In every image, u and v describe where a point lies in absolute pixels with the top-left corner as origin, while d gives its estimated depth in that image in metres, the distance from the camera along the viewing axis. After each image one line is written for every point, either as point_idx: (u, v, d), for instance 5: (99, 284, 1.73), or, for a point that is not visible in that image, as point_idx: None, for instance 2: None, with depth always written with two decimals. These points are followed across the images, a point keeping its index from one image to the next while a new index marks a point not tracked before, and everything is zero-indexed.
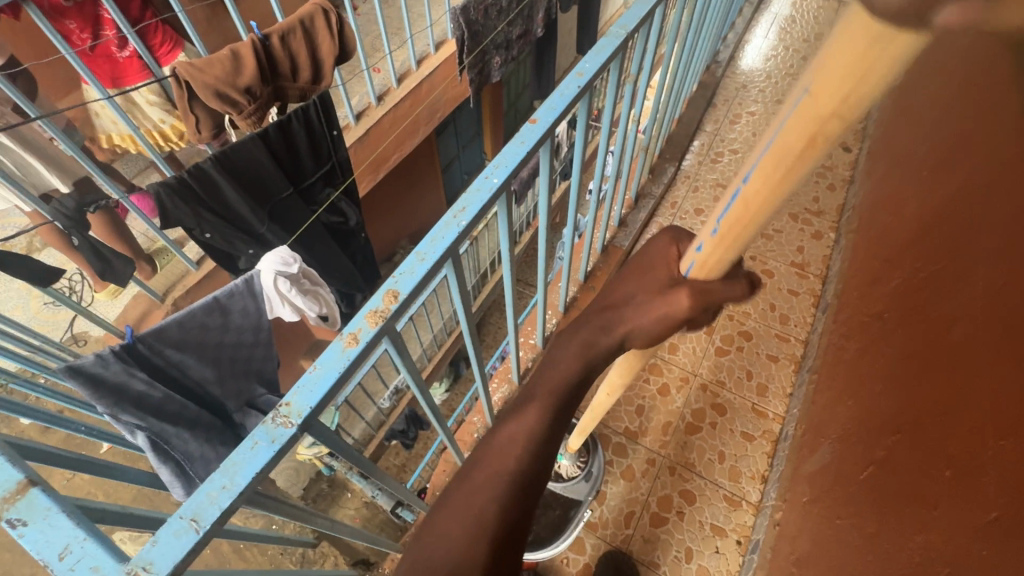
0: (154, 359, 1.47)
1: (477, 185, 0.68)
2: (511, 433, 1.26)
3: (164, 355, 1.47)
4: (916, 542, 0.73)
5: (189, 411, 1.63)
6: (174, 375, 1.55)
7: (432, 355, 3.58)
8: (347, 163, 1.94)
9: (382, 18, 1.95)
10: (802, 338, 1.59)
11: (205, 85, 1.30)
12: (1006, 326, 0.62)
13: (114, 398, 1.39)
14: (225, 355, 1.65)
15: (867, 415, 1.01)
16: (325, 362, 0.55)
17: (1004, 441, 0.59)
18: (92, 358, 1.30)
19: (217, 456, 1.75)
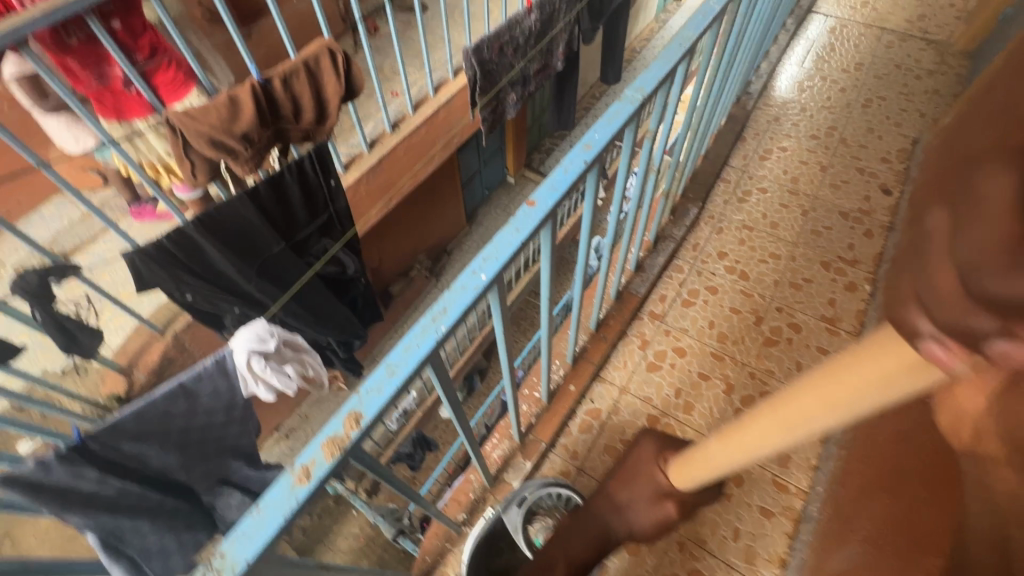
0: (110, 454, 1.46)
1: (462, 283, 0.61)
2: (507, 504, 1.17)
3: (120, 450, 1.47)
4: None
5: (151, 498, 1.61)
6: (133, 467, 1.54)
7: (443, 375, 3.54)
8: (346, 213, 1.92)
9: (399, 45, 1.90)
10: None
11: (199, 134, 1.28)
12: None
13: (59, 501, 1.39)
14: (193, 437, 1.63)
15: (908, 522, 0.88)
16: (269, 502, 0.49)
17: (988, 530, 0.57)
18: (34, 463, 1.32)
19: (177, 543, 1.74)
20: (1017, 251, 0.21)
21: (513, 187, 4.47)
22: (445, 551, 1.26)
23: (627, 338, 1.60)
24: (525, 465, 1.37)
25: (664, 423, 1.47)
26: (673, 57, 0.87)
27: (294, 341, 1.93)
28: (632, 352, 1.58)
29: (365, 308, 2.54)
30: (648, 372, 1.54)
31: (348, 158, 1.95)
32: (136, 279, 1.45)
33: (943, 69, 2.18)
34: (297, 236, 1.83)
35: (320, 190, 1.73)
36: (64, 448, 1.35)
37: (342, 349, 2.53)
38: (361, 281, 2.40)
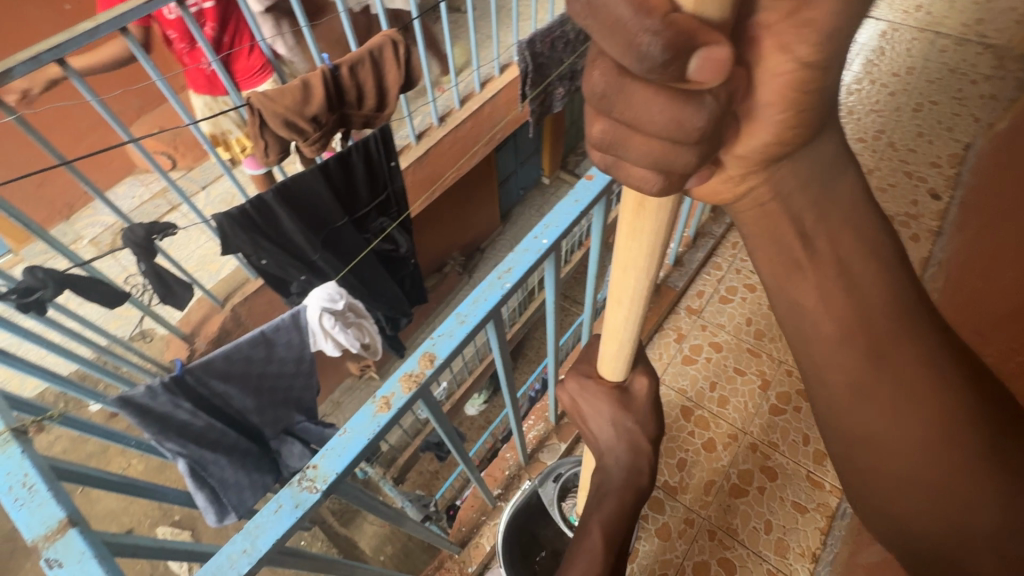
0: (199, 390, 1.56)
1: (525, 246, 0.66)
2: (543, 479, 1.21)
3: (209, 387, 1.56)
4: None
5: (229, 438, 1.72)
6: (217, 405, 1.65)
7: (478, 364, 3.62)
8: (401, 194, 2.00)
9: (451, 42, 1.98)
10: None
11: (275, 114, 1.37)
12: None
13: (159, 426, 1.52)
14: (266, 385, 1.73)
15: None
16: (355, 426, 0.55)
17: None
18: (143, 389, 1.43)
19: (250, 481, 1.87)
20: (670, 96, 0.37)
21: (547, 188, 4.52)
22: (481, 523, 1.31)
23: (664, 330, 1.63)
24: (561, 446, 1.40)
25: (698, 414, 1.48)
26: None
27: (357, 307, 1.99)
28: (668, 345, 1.60)
29: (411, 286, 2.62)
30: (682, 364, 1.56)
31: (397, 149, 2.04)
32: (222, 242, 1.58)
33: (999, 74, 2.13)
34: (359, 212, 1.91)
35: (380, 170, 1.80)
36: (168, 378, 1.47)
37: (389, 325, 2.63)
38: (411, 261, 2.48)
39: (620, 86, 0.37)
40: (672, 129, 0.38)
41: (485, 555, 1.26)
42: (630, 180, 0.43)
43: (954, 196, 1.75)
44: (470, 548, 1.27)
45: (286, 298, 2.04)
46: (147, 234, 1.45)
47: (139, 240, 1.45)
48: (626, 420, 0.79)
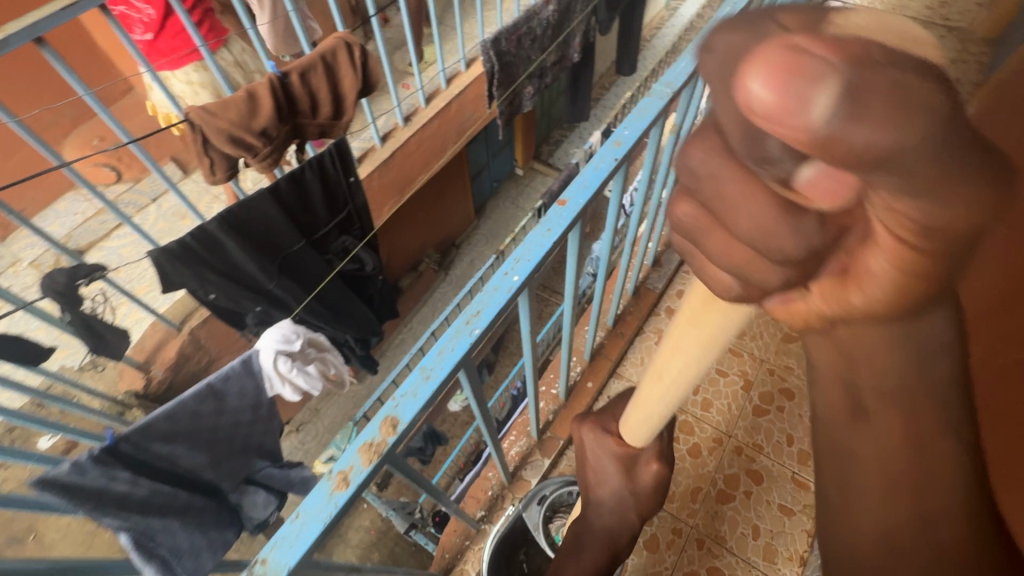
0: (140, 454, 1.50)
1: (494, 284, 0.60)
2: (527, 502, 1.16)
3: (150, 450, 1.51)
4: None
5: (178, 499, 1.60)
6: (161, 467, 1.57)
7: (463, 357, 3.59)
8: (362, 209, 2.05)
9: (413, 37, 1.87)
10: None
11: (219, 130, 1.28)
12: None
13: (92, 503, 1.36)
14: (220, 435, 1.67)
15: None
16: (308, 508, 0.49)
17: None
18: (67, 466, 1.31)
19: (207, 543, 1.66)
20: (788, 212, 0.27)
21: (521, 179, 4.45)
22: (465, 549, 1.26)
23: (645, 333, 1.59)
24: (544, 462, 1.35)
25: (682, 419, 1.46)
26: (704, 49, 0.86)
27: (317, 342, 2.08)
28: (650, 349, 1.56)
29: (380, 305, 2.68)
30: None
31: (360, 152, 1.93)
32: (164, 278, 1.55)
33: None
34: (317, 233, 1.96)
35: (339, 186, 1.84)
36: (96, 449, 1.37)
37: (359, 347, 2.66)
38: (378, 278, 2.55)
39: (713, 168, 0.28)
40: (751, 233, 0.28)
41: None
42: (706, 275, 0.36)
43: None
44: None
45: (242, 330, 2.05)
46: (68, 280, 1.39)
47: (60, 287, 1.38)
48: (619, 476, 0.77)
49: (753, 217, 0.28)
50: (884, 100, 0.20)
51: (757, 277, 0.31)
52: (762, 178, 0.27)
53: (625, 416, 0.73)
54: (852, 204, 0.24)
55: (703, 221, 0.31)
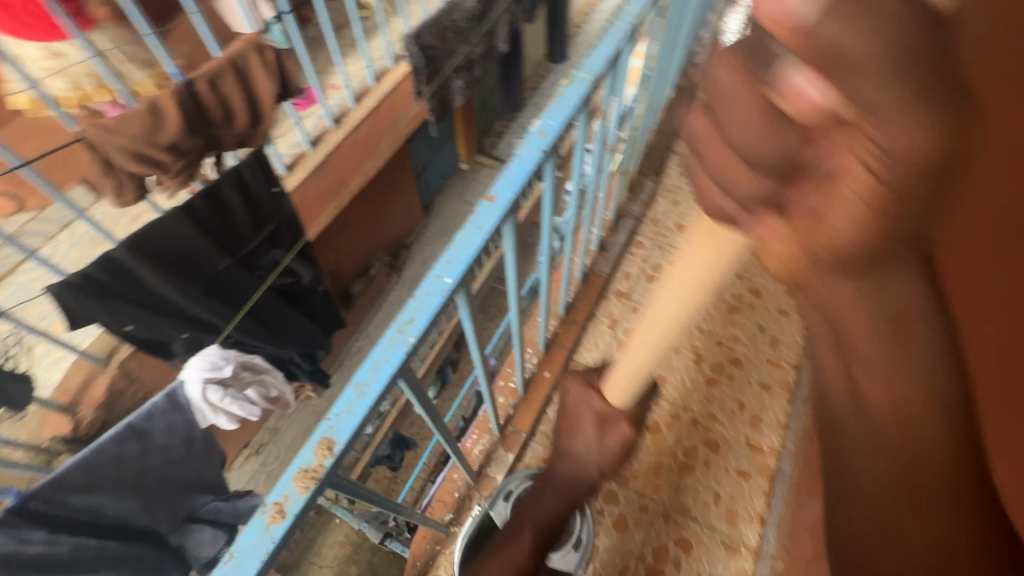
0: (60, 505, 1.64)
1: (426, 289, 0.58)
2: (493, 499, 1.15)
3: (67, 500, 1.64)
4: None
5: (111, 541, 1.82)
6: (89, 514, 1.73)
7: (424, 358, 3.55)
8: (291, 220, 1.98)
9: (333, 35, 1.79)
10: (794, 361, 1.52)
11: (120, 146, 1.28)
12: None
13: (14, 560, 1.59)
14: (149, 478, 1.85)
15: None
16: (242, 549, 0.46)
17: None
18: None
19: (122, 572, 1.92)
20: (769, 118, 0.32)
21: (466, 174, 4.40)
22: (436, 554, 1.24)
23: (596, 318, 1.61)
24: (508, 457, 1.35)
25: None
26: (620, 33, 0.86)
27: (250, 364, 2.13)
28: (602, 333, 1.59)
29: (327, 316, 2.60)
30: (619, 351, 1.56)
31: (291, 159, 1.89)
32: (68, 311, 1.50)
33: None
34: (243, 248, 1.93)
35: (262, 199, 1.79)
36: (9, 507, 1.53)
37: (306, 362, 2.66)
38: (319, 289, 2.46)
39: (730, 83, 0.34)
40: (755, 149, 0.33)
41: None
42: (705, 195, 0.40)
43: None
44: None
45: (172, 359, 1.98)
46: None
47: None
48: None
49: (743, 124, 0.33)
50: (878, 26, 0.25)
51: (759, 194, 0.35)
52: (768, 101, 0.32)
53: (609, 377, 0.92)
54: (836, 118, 0.28)
55: (706, 129, 0.37)
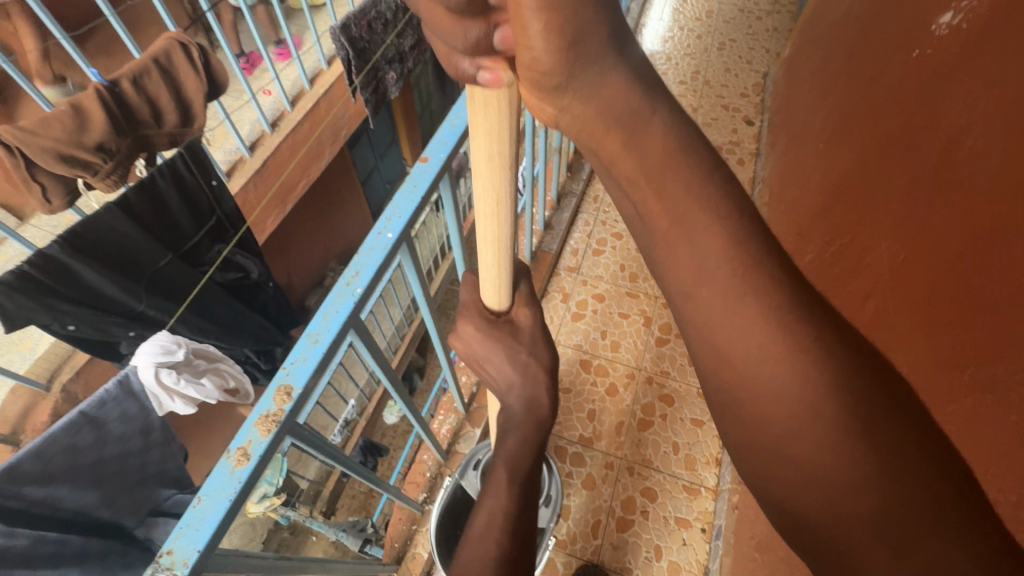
0: (14, 500, 1.59)
1: (370, 244, 0.61)
2: (463, 470, 1.18)
3: (23, 494, 1.60)
4: (951, 332, 0.68)
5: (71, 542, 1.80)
6: (45, 511, 1.68)
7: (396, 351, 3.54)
8: (235, 214, 1.94)
9: (261, 37, 1.77)
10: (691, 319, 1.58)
11: (43, 149, 1.30)
12: (996, 111, 0.70)
13: None
14: (108, 469, 1.85)
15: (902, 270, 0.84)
16: (211, 490, 0.48)
17: (1009, 184, 0.63)
18: None
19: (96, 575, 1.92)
20: None
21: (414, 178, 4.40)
22: (414, 533, 1.26)
23: (550, 294, 1.67)
24: (475, 432, 1.38)
25: (596, 364, 1.56)
26: None
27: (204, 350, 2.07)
28: (557, 307, 1.65)
29: (278, 313, 2.64)
30: (573, 322, 1.62)
31: (228, 166, 1.83)
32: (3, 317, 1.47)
33: (777, 8, 2.45)
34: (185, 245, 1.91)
35: (201, 192, 1.75)
36: None
37: (263, 360, 2.70)
38: (269, 286, 2.47)
39: None
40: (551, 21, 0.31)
41: (425, 562, 1.23)
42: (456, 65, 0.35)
43: (763, 119, 1.99)
44: (408, 561, 1.23)
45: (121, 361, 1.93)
46: None
47: None
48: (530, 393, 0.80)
49: None
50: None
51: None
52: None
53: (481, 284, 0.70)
54: None
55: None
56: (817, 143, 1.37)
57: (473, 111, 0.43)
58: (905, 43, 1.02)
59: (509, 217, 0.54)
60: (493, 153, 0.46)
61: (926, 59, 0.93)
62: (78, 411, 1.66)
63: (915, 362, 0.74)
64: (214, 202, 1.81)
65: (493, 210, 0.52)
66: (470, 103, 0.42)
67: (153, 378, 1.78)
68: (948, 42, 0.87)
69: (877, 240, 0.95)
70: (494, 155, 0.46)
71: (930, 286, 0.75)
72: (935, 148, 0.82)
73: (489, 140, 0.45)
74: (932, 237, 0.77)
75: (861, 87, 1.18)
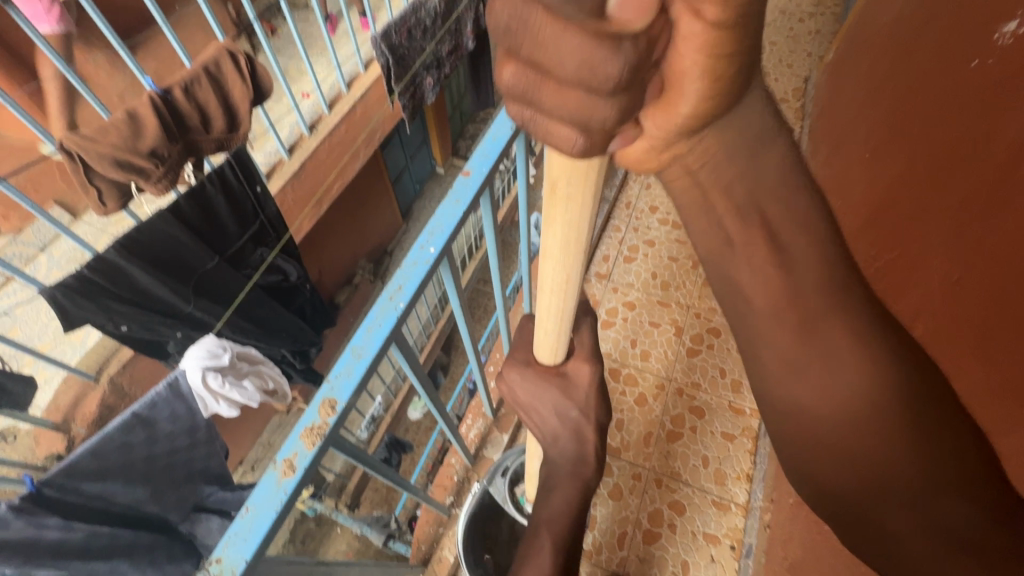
0: (70, 494, 1.68)
1: (412, 259, 0.62)
2: (492, 476, 1.19)
3: (77, 488, 1.69)
4: (1007, 356, 0.65)
5: (121, 536, 1.87)
6: (98, 505, 1.77)
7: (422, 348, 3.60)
8: (277, 219, 2.02)
9: (302, 43, 1.82)
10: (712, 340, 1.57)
11: (101, 154, 1.37)
12: None
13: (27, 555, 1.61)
14: (156, 467, 1.90)
15: (952, 289, 0.81)
16: (258, 501, 0.49)
17: None
18: None
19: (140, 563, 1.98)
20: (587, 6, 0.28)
21: (443, 177, 4.43)
22: (440, 536, 1.28)
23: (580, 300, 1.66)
24: (503, 438, 1.38)
25: (625, 372, 1.54)
26: None
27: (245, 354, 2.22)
28: None
29: (313, 312, 2.70)
30: (603, 329, 1.61)
31: (268, 168, 1.89)
32: (63, 316, 1.58)
33: (821, 10, 2.37)
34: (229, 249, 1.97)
35: (246, 198, 1.81)
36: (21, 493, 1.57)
37: (299, 360, 2.79)
38: (306, 288, 2.54)
39: (524, 17, 0.27)
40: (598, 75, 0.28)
41: (451, 566, 1.23)
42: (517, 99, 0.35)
43: (804, 125, 1.94)
44: (434, 564, 1.24)
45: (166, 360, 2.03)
46: None
47: None
48: (568, 409, 0.80)
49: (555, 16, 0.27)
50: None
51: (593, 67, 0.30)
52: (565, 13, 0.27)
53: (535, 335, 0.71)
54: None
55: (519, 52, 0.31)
56: (862, 151, 1.32)
57: (551, 206, 0.43)
58: (959, 50, 0.99)
59: (577, 290, 0.54)
60: (568, 231, 0.45)
61: (986, 68, 0.88)
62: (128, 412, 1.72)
63: (967, 386, 0.71)
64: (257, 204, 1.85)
65: (562, 286, 0.53)
66: (548, 198, 0.42)
67: (201, 382, 1.91)
68: (1009, 51, 0.82)
69: (928, 257, 0.91)
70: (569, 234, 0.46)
71: (986, 309, 0.71)
72: (993, 165, 0.78)
73: (569, 222, 0.44)
74: (986, 257, 0.74)
75: (913, 95, 1.13)
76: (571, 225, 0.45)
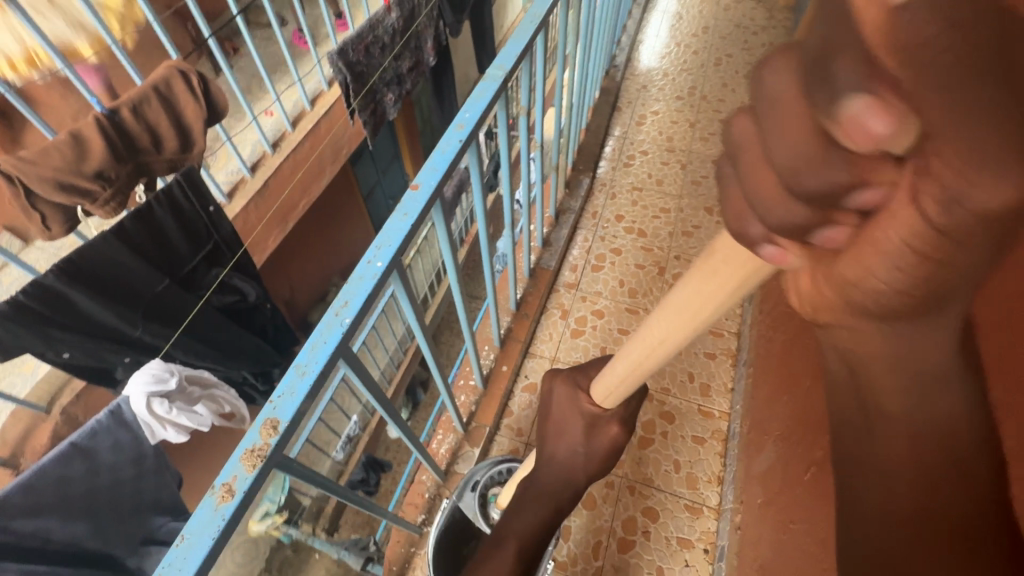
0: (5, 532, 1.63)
1: (358, 274, 0.61)
2: (461, 491, 1.18)
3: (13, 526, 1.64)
4: None
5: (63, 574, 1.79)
6: (36, 543, 1.71)
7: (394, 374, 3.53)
8: (233, 238, 1.97)
9: (261, 62, 1.81)
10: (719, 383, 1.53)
11: (42, 177, 1.32)
12: None
13: None
14: (102, 497, 1.87)
15: None
16: (194, 528, 0.47)
17: None
18: None
19: None
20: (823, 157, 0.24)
21: None
22: (412, 556, 1.26)
23: (548, 310, 1.67)
24: (474, 452, 1.38)
25: None
26: (527, 32, 0.94)
27: (199, 377, 2.09)
28: (555, 324, 1.64)
29: (276, 334, 2.65)
30: (573, 338, 1.62)
31: (230, 187, 1.91)
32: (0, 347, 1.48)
33: (773, 24, 2.49)
34: (183, 270, 1.89)
35: (199, 219, 1.76)
36: None
37: (261, 381, 2.71)
38: (267, 308, 2.46)
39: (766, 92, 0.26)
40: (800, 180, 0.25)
41: None
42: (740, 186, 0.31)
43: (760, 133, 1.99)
44: None
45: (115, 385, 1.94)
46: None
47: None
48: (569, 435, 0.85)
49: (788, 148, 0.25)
50: (959, 69, 0.19)
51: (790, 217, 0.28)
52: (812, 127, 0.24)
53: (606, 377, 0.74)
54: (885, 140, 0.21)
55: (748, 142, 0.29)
56: None
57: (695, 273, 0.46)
58: None
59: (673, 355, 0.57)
60: (695, 305, 0.48)
61: None
62: (66, 441, 1.71)
63: None
64: (211, 224, 1.81)
65: (657, 345, 0.57)
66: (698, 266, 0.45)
67: (145, 409, 1.82)
68: None
69: None
70: (695, 311, 0.49)
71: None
72: None
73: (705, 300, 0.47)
74: None
75: None
76: (699, 305, 0.48)
